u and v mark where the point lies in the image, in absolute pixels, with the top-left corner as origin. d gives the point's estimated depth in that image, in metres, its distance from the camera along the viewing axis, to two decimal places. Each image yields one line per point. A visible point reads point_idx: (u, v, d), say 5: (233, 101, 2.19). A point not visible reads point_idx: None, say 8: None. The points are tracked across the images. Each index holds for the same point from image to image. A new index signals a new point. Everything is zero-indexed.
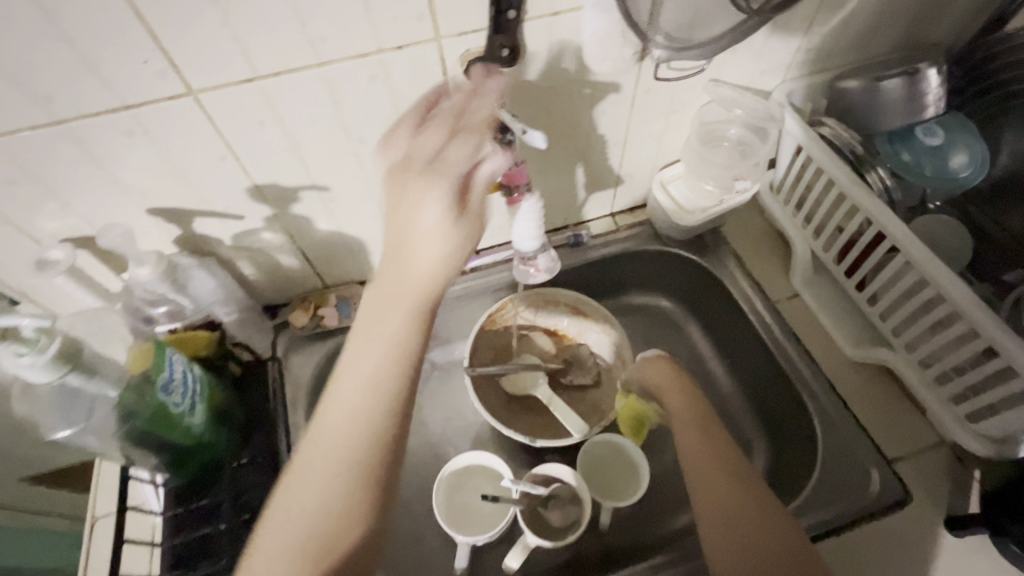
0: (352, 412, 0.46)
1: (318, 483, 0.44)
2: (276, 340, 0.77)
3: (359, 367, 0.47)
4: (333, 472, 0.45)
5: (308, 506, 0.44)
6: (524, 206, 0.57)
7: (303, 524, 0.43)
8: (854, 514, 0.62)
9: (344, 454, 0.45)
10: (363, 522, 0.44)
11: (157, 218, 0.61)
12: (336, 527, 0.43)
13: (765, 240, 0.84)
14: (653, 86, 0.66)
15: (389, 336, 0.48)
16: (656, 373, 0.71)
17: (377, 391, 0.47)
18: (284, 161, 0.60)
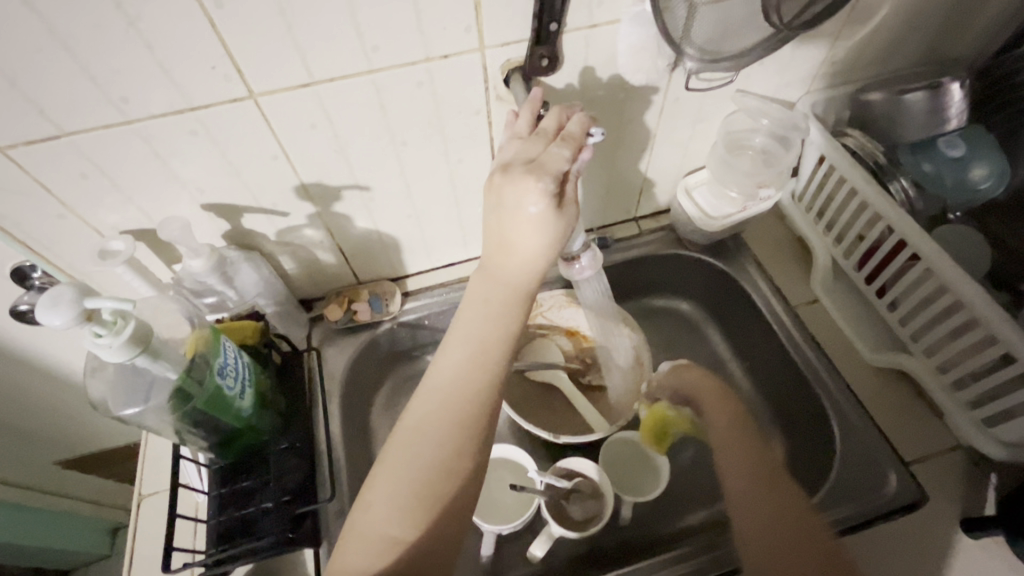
0: (462, 373, 0.54)
1: (430, 430, 0.51)
2: (312, 332, 0.81)
3: (470, 326, 0.55)
4: (437, 426, 0.52)
5: (419, 450, 0.51)
6: None
7: (412, 467, 0.50)
8: (873, 514, 0.63)
9: (450, 407, 0.52)
10: (466, 474, 0.51)
11: (209, 212, 0.64)
12: (439, 476, 0.50)
13: (784, 246, 0.86)
14: (682, 96, 0.69)
15: (493, 298, 0.55)
16: (674, 380, 0.75)
17: (482, 356, 0.54)
18: (331, 161, 0.63)
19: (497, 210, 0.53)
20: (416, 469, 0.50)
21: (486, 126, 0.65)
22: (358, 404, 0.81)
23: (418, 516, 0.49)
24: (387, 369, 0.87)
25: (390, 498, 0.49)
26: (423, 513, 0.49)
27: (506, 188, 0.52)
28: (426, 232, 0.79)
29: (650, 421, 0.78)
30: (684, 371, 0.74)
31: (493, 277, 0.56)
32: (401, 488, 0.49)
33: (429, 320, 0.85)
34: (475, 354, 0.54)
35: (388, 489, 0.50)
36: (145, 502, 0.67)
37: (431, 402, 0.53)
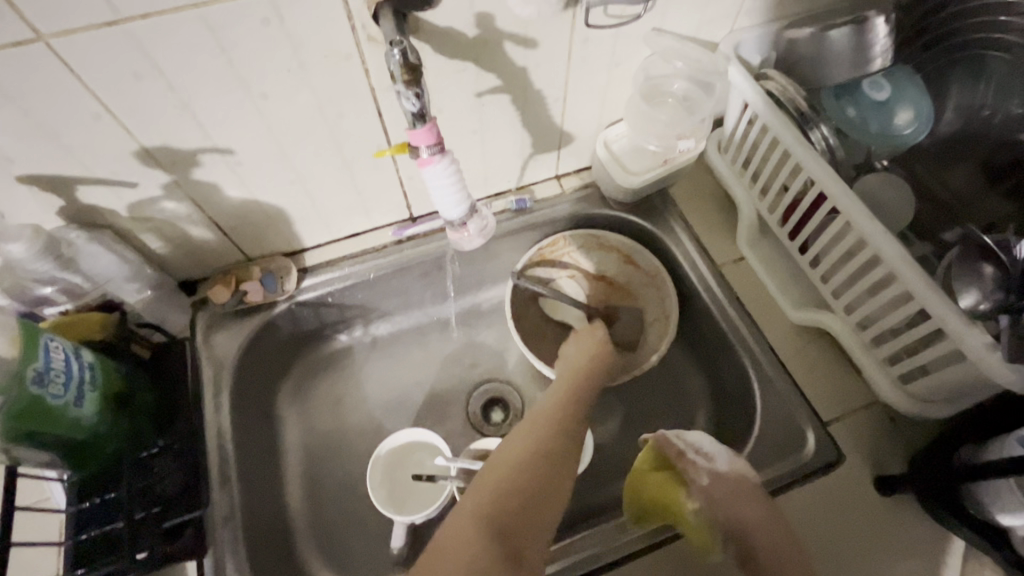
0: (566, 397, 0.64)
1: (545, 409, 0.62)
2: (196, 319, 0.71)
3: (555, 391, 0.65)
4: (553, 404, 0.63)
5: (528, 439, 0.56)
6: (436, 168, 0.51)
7: (529, 446, 0.55)
8: (791, 478, 0.62)
9: (564, 400, 0.63)
10: (571, 434, 0.59)
11: (29, 185, 0.54)
12: (557, 432, 0.58)
13: (711, 201, 0.82)
14: (590, 35, 0.61)
15: (558, 396, 0.64)
16: (732, 503, 0.55)
17: (575, 392, 0.65)
18: (175, 121, 0.53)
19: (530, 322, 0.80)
20: (523, 455, 0.54)
21: (363, 74, 0.56)
22: (257, 393, 0.74)
23: (551, 458, 0.55)
24: (293, 352, 0.79)
25: (502, 466, 0.53)
26: (541, 471, 0.53)
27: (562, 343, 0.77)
28: (318, 200, 0.70)
29: (658, 490, 0.58)
30: (747, 496, 0.55)
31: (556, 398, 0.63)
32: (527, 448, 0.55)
33: (333, 298, 0.77)
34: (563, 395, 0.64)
35: (520, 448, 0.55)
36: None
37: (543, 405, 0.63)
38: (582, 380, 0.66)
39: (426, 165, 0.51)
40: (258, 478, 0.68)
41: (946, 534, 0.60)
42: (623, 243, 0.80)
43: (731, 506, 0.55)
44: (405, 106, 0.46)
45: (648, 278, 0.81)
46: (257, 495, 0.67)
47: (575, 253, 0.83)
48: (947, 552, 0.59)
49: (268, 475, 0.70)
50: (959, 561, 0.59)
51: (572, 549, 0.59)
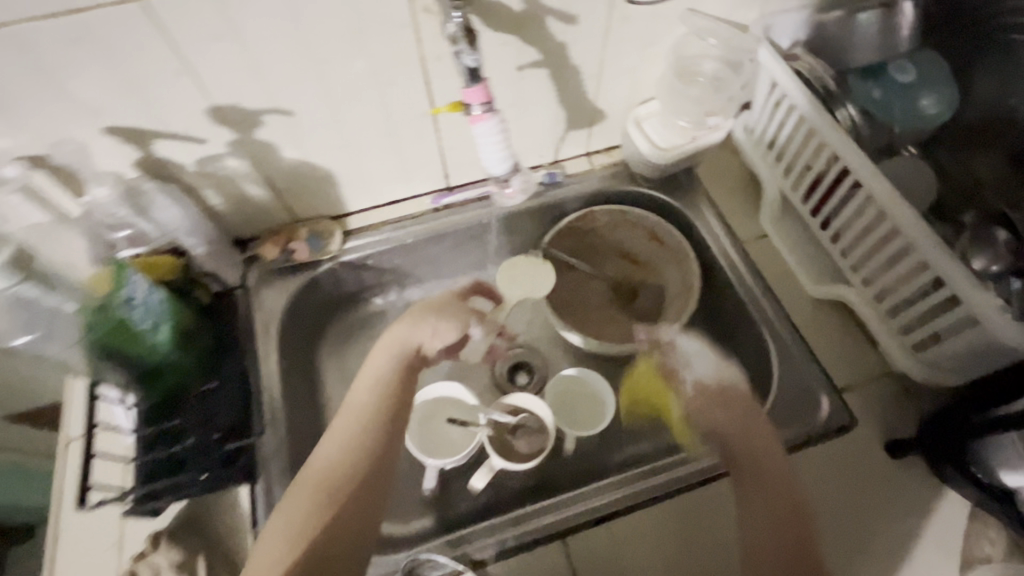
0: (367, 385, 0.62)
1: (323, 457, 0.57)
2: (248, 271, 0.76)
3: (362, 388, 0.62)
4: (331, 443, 0.57)
5: (339, 446, 0.57)
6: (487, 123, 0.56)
7: (335, 457, 0.56)
8: (804, 439, 0.65)
9: (344, 419, 0.60)
10: (359, 468, 0.56)
11: (113, 137, 0.59)
12: (333, 468, 0.56)
13: (735, 181, 0.85)
14: (627, 13, 0.65)
15: (381, 385, 0.62)
16: (715, 414, 0.62)
17: (386, 383, 0.62)
18: (245, 81, 0.58)
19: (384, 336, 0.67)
20: (342, 460, 0.56)
21: (416, 43, 0.60)
22: (300, 345, 0.80)
23: (317, 497, 0.54)
24: (333, 310, 0.85)
25: (324, 469, 0.56)
26: (341, 518, 0.53)
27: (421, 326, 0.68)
28: (364, 165, 0.75)
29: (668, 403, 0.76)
30: (732, 411, 0.62)
31: (372, 396, 0.61)
32: (301, 518, 0.52)
33: (373, 261, 0.82)
34: (365, 416, 0.59)
35: (308, 485, 0.55)
36: (71, 447, 0.64)
37: (326, 445, 0.58)
38: (399, 373, 0.64)
39: (479, 121, 0.56)
40: (301, 420, 0.73)
41: (952, 498, 0.62)
42: (650, 220, 0.83)
43: (716, 419, 0.62)
44: (465, 62, 0.51)
45: (671, 256, 0.84)
46: (301, 436, 0.72)
47: (602, 229, 0.86)
48: (950, 514, 0.62)
49: (310, 420, 0.76)
50: (963, 523, 0.61)
51: (588, 495, 0.62)
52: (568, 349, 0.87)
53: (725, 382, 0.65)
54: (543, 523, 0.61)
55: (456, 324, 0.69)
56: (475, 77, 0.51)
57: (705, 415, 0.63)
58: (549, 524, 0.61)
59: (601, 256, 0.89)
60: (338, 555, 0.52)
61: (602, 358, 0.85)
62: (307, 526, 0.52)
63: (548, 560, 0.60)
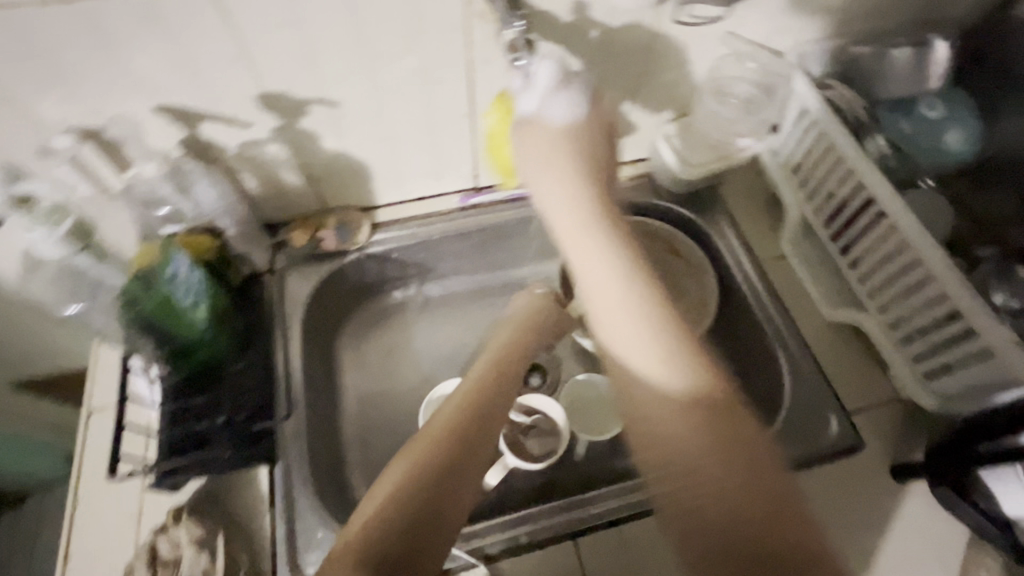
0: (491, 367, 0.63)
1: (443, 417, 0.56)
2: (275, 257, 0.77)
3: (481, 368, 0.62)
4: (457, 406, 0.57)
5: (453, 408, 0.57)
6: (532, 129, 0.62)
7: (451, 418, 0.56)
8: (810, 457, 0.67)
9: (469, 391, 0.59)
10: (473, 433, 0.55)
11: (164, 115, 0.60)
12: (457, 425, 0.55)
13: (758, 202, 0.87)
14: (671, 32, 0.67)
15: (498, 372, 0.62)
16: (548, 142, 0.66)
17: (500, 371, 0.63)
18: (298, 70, 0.60)
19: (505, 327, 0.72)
20: (463, 422, 0.55)
21: (467, 46, 0.62)
22: (321, 332, 0.81)
23: (436, 450, 0.52)
24: (354, 300, 0.86)
25: (443, 426, 0.55)
26: (439, 478, 0.50)
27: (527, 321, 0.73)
28: (398, 160, 0.76)
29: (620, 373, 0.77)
30: (641, 335, 0.56)
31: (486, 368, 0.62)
32: (412, 472, 0.51)
33: (398, 254, 0.84)
34: (475, 392, 0.59)
35: (422, 441, 0.53)
36: (93, 417, 0.65)
37: (442, 412, 0.57)
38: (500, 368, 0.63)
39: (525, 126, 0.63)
40: (319, 406, 0.74)
41: (951, 523, 0.64)
42: (668, 233, 0.85)
43: (559, 158, 0.65)
44: (521, 65, 0.61)
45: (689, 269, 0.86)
46: (318, 421, 0.73)
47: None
48: (949, 539, 0.64)
49: (326, 407, 0.77)
50: (962, 549, 0.63)
51: (595, 500, 0.63)
52: (582, 354, 0.89)
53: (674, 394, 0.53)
54: (549, 525, 0.62)
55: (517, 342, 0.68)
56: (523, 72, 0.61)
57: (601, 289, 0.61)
58: (555, 526, 0.62)
59: None
60: (441, 508, 0.49)
61: None
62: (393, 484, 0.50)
63: (559, 558, 0.62)
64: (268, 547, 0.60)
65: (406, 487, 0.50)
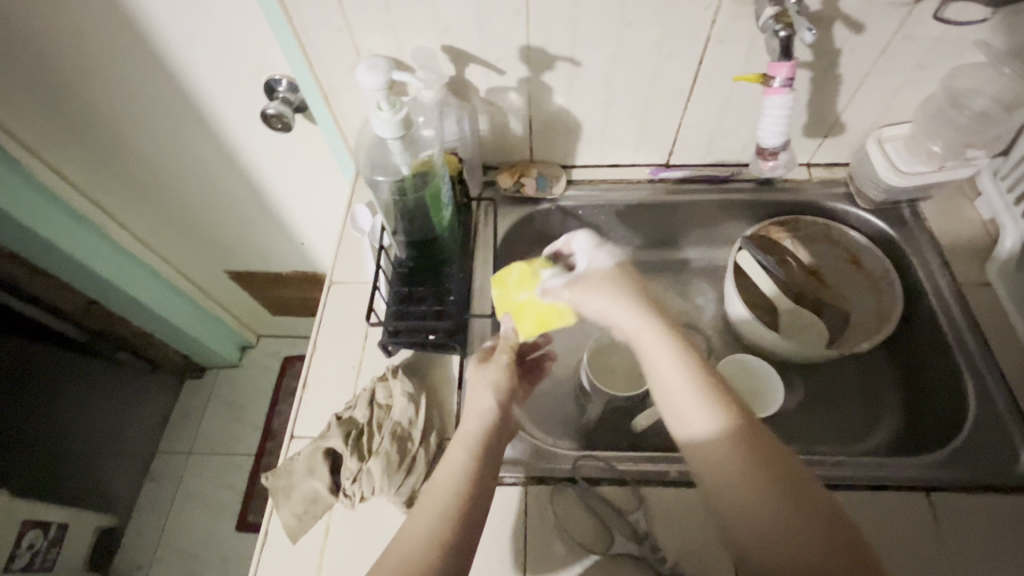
0: (460, 440, 0.60)
1: (450, 468, 0.57)
2: (483, 193, 0.91)
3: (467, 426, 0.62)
4: (460, 464, 0.57)
5: (449, 474, 0.56)
6: (780, 97, 0.68)
7: (432, 498, 0.54)
8: (993, 481, 0.63)
9: (463, 443, 0.60)
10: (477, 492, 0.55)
11: (446, 55, 0.74)
12: (462, 484, 0.55)
13: (965, 225, 0.83)
14: (916, 32, 0.68)
15: (486, 417, 0.62)
16: (607, 287, 0.64)
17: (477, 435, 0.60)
18: (560, 28, 0.70)
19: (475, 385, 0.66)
20: (443, 503, 0.54)
21: (709, 24, 0.69)
22: (505, 266, 0.92)
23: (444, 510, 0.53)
24: (533, 246, 0.96)
25: (445, 480, 0.56)
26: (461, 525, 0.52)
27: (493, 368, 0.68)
28: (609, 125, 0.85)
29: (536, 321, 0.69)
30: (704, 410, 0.54)
31: (469, 433, 0.61)
32: (433, 519, 0.52)
33: (582, 212, 0.92)
34: (475, 452, 0.59)
35: (432, 498, 0.54)
36: (334, 286, 0.82)
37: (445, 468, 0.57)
38: (493, 426, 0.62)
39: (774, 93, 0.68)
40: None
41: None
42: (856, 242, 0.86)
43: (616, 301, 0.63)
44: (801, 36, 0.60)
45: (868, 281, 0.86)
46: None
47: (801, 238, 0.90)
48: None
49: None
50: None
51: None
52: (735, 341, 0.91)
53: (732, 474, 0.51)
54: None
55: (498, 389, 0.65)
56: (788, 54, 0.63)
57: (681, 419, 0.55)
58: None
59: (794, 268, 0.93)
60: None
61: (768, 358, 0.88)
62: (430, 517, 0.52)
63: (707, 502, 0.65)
64: (452, 419, 0.70)
65: (436, 531, 0.51)
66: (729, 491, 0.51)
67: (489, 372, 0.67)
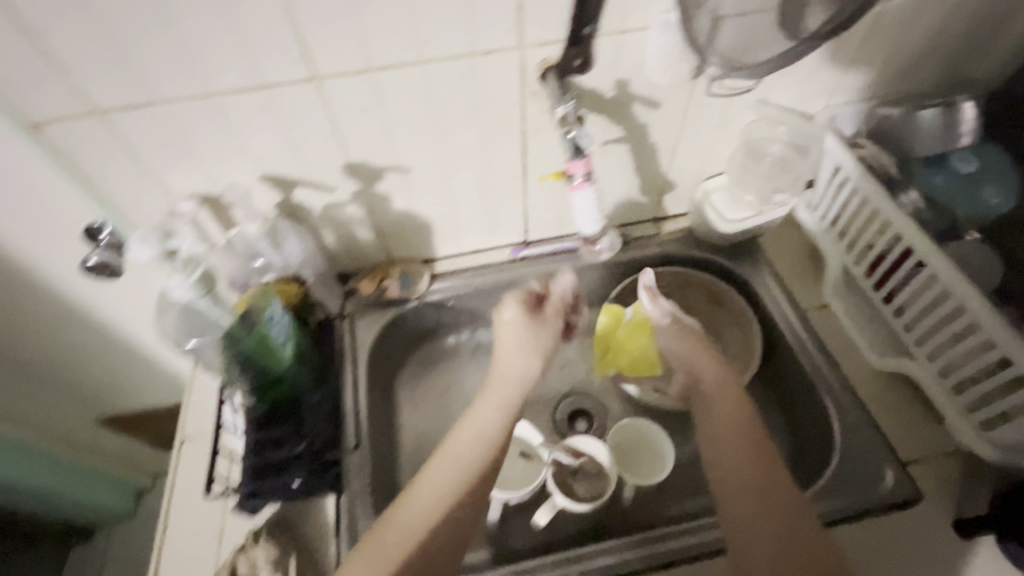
0: (491, 404, 0.68)
1: (471, 439, 0.65)
2: (346, 302, 0.85)
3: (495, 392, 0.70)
4: (484, 433, 0.65)
5: (477, 433, 0.65)
6: (585, 191, 0.72)
7: (461, 452, 0.63)
8: (865, 506, 0.66)
9: (493, 410, 0.67)
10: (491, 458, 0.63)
11: (266, 183, 0.71)
12: (483, 454, 0.63)
13: (798, 255, 0.90)
14: (705, 102, 0.74)
15: (508, 408, 0.68)
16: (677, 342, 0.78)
17: (502, 406, 0.68)
18: (377, 143, 0.70)
19: (506, 342, 0.75)
20: (465, 456, 0.63)
21: (520, 119, 0.71)
22: (384, 373, 0.88)
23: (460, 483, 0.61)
24: (411, 344, 0.92)
25: (465, 444, 0.64)
26: (470, 496, 0.60)
27: (542, 331, 0.77)
28: (458, 218, 0.85)
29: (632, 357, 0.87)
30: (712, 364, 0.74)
31: (498, 400, 0.69)
32: (445, 489, 0.60)
33: (453, 301, 0.90)
34: (503, 417, 0.67)
35: (451, 462, 0.62)
36: (186, 443, 0.74)
37: (466, 432, 0.65)
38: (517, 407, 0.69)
39: (579, 188, 0.71)
40: (382, 441, 0.80)
41: None
42: (711, 280, 0.90)
43: (695, 344, 0.77)
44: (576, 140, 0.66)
45: (731, 315, 0.89)
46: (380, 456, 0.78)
47: (665, 288, 0.92)
48: None
49: (387, 442, 0.82)
50: None
51: (644, 542, 0.66)
52: (627, 400, 0.91)
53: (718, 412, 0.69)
54: (601, 564, 0.64)
55: (541, 355, 0.75)
56: (580, 152, 0.67)
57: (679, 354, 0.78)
58: (607, 566, 0.64)
59: None
60: (453, 534, 0.58)
61: (659, 413, 0.89)
62: (449, 482, 0.61)
63: None
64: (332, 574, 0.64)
65: (452, 497, 0.60)
66: (716, 417, 0.68)
67: (528, 337, 0.75)
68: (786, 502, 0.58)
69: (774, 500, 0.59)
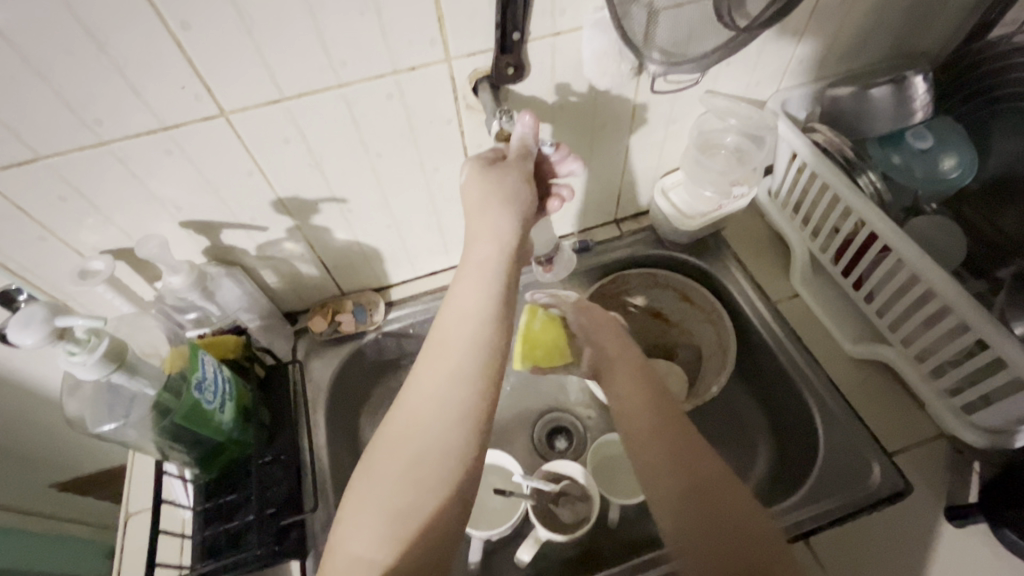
0: (473, 275, 0.56)
1: (453, 342, 0.54)
2: (297, 344, 0.81)
3: (478, 262, 0.57)
4: (464, 342, 0.54)
5: (461, 321, 0.55)
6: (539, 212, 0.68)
7: (442, 370, 0.52)
8: (855, 506, 0.63)
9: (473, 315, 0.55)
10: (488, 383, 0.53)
11: (189, 230, 0.66)
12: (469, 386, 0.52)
13: (763, 244, 0.87)
14: (651, 99, 0.70)
15: (503, 240, 0.57)
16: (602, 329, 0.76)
17: (488, 265, 0.56)
18: (306, 175, 0.64)
19: (488, 168, 0.58)
20: (446, 383, 0.52)
21: (459, 134, 0.66)
22: (348, 414, 0.82)
23: (457, 423, 0.51)
24: (375, 378, 0.87)
25: (451, 348, 0.54)
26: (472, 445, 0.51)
27: (501, 176, 0.57)
28: (408, 242, 0.80)
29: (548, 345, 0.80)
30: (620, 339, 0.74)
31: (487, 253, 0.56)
32: (430, 429, 0.50)
33: (414, 329, 0.85)
34: (489, 305, 0.55)
35: (430, 388, 0.52)
36: (132, 520, 0.68)
37: (450, 326, 0.55)
38: (512, 247, 0.57)
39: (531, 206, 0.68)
40: None
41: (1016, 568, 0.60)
42: (679, 281, 0.86)
43: (604, 326, 0.76)
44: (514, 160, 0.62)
45: (704, 316, 0.85)
46: None
47: (633, 292, 0.89)
48: None
49: None
50: None
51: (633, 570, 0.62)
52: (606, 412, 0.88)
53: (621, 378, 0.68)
54: None
55: (514, 203, 0.57)
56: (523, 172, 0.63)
57: (597, 322, 0.77)
58: None
59: (634, 318, 0.91)
60: (458, 501, 0.49)
61: None
62: (431, 421, 0.51)
63: None
64: None
65: (454, 437, 0.50)
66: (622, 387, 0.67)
67: (491, 185, 0.57)
68: (722, 473, 0.55)
69: (701, 467, 0.56)
